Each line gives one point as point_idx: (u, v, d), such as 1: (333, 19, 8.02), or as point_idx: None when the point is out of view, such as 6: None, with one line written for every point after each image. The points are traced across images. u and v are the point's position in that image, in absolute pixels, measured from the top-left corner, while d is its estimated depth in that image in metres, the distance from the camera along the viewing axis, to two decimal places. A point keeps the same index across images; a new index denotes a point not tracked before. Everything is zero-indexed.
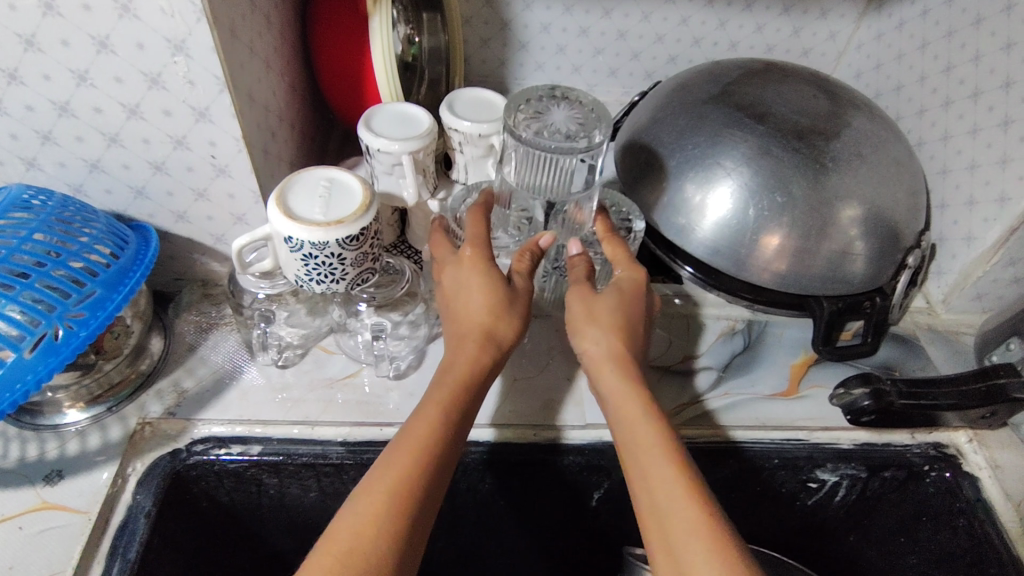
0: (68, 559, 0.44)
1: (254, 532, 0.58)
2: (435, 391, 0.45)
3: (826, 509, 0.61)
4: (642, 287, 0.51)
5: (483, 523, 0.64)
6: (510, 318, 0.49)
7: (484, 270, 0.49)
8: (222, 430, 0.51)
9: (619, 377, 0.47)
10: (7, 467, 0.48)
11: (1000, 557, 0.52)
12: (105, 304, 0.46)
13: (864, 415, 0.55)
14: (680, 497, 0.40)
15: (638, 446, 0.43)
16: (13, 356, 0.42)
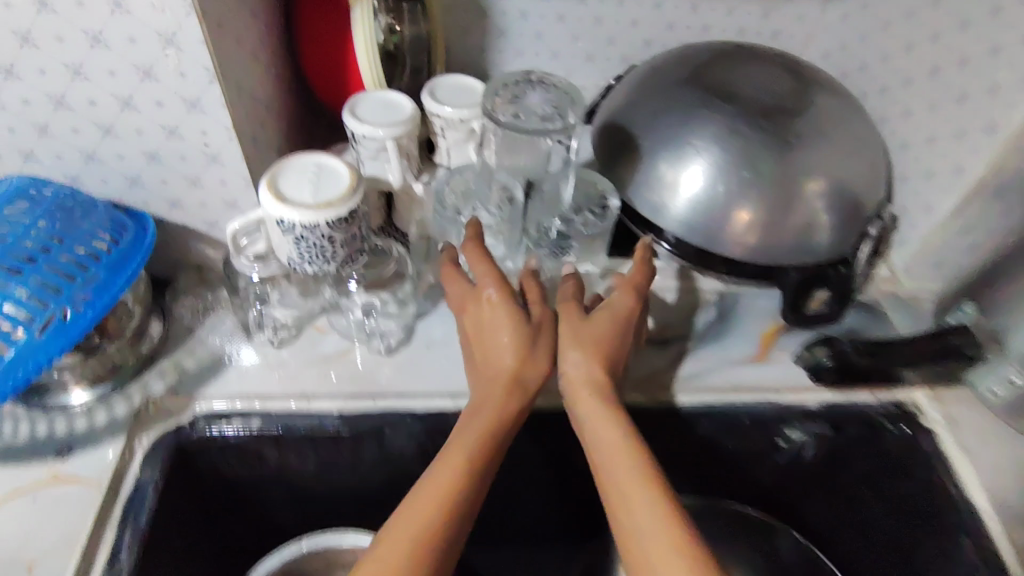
0: (82, 527, 0.47)
1: (256, 504, 0.60)
2: (452, 449, 0.46)
3: (796, 468, 0.64)
4: (631, 307, 0.54)
5: None
6: (535, 361, 0.51)
7: (508, 312, 0.51)
8: (223, 406, 0.54)
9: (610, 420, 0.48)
10: (18, 444, 0.51)
11: (956, 505, 0.57)
12: (108, 287, 0.49)
13: (825, 372, 0.61)
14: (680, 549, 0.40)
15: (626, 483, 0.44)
16: (25, 335, 0.45)
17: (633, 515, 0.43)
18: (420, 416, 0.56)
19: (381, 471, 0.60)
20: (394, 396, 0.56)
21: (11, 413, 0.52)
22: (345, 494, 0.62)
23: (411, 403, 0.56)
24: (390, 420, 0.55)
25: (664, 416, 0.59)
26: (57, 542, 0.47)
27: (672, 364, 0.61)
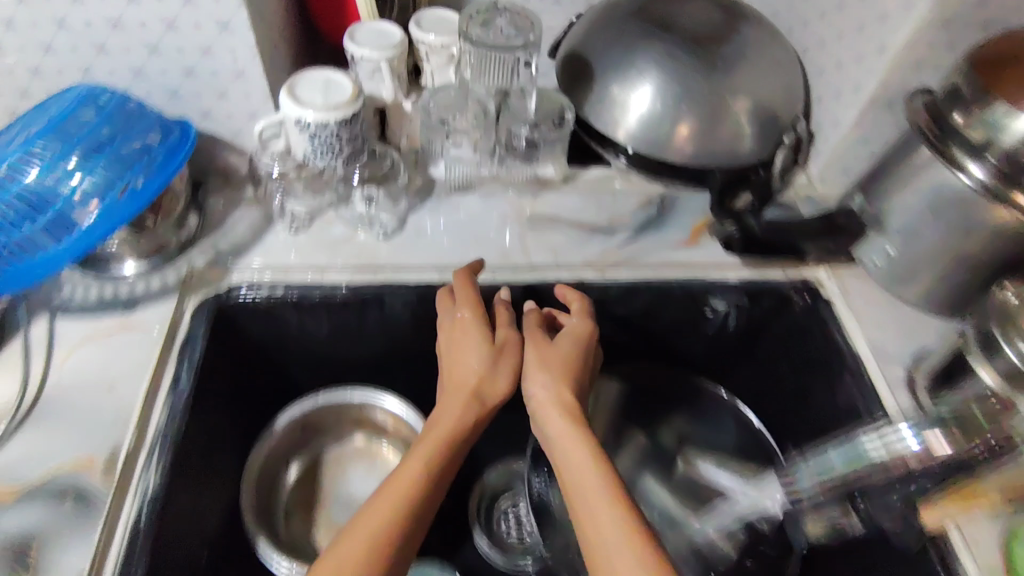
0: (151, 357, 0.61)
1: (279, 365, 0.74)
2: (419, 453, 0.56)
3: (724, 336, 0.78)
4: (582, 335, 0.64)
5: None
6: (495, 377, 0.62)
7: (475, 339, 0.62)
8: (252, 277, 0.67)
9: (568, 429, 0.56)
10: (91, 302, 0.64)
11: (841, 353, 0.70)
12: (166, 167, 0.61)
13: (733, 244, 0.73)
14: (620, 534, 0.47)
15: (588, 492, 0.50)
16: (111, 199, 0.58)
17: (596, 525, 0.48)
18: (413, 286, 0.69)
19: (381, 336, 0.73)
20: (390, 270, 0.70)
21: (83, 279, 0.65)
22: (351, 357, 0.76)
23: (406, 276, 0.69)
24: (388, 288, 0.69)
25: (613, 290, 0.72)
26: (131, 369, 0.60)
27: (619, 247, 0.75)
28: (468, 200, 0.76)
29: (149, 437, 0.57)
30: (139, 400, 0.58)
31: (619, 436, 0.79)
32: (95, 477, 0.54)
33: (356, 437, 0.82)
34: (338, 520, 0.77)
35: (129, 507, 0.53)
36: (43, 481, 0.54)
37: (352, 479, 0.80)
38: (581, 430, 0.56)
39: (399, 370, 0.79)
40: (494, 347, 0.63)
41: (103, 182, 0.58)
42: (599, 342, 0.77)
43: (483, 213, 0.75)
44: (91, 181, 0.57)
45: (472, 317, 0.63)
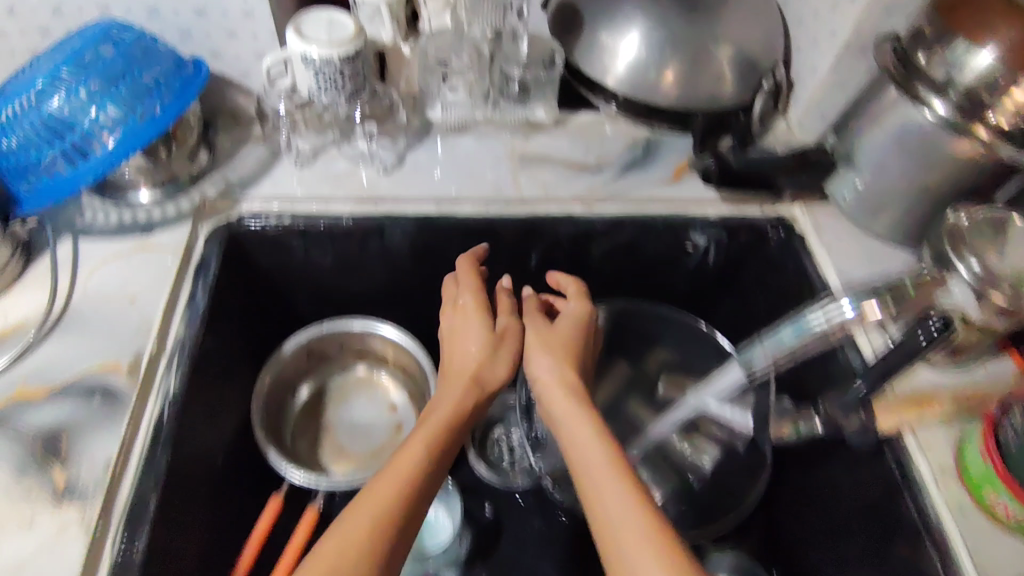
0: (168, 274, 0.66)
1: (285, 292, 0.79)
2: (420, 437, 0.58)
3: (704, 269, 0.83)
4: (579, 313, 0.70)
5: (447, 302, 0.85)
6: (497, 361, 0.67)
7: (478, 325, 0.69)
8: (260, 207, 0.72)
9: (572, 406, 0.60)
10: (112, 227, 0.69)
11: (811, 284, 0.74)
12: (183, 95, 0.65)
13: (710, 176, 0.77)
14: (624, 498, 0.50)
15: (594, 467, 0.53)
16: (134, 119, 0.62)
17: (603, 498, 0.51)
18: (411, 217, 0.73)
19: (382, 265, 0.78)
20: (390, 202, 0.74)
21: (104, 207, 0.70)
22: (353, 287, 0.81)
23: (405, 208, 0.74)
24: (388, 219, 0.73)
25: (599, 223, 0.76)
26: (151, 285, 0.65)
27: (605, 184, 0.79)
28: (463, 140, 0.81)
29: (168, 346, 0.62)
30: (159, 312, 0.63)
31: (605, 364, 0.84)
32: (120, 377, 0.59)
33: (358, 368, 0.87)
34: (342, 443, 0.83)
35: (153, 404, 0.58)
36: (73, 379, 0.59)
37: (353, 406, 0.86)
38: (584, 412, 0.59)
39: (399, 300, 0.84)
40: (495, 333, 0.69)
41: (126, 104, 0.62)
42: (588, 273, 0.82)
43: (477, 151, 0.80)
44: (115, 104, 0.61)
45: (475, 300, 0.71)
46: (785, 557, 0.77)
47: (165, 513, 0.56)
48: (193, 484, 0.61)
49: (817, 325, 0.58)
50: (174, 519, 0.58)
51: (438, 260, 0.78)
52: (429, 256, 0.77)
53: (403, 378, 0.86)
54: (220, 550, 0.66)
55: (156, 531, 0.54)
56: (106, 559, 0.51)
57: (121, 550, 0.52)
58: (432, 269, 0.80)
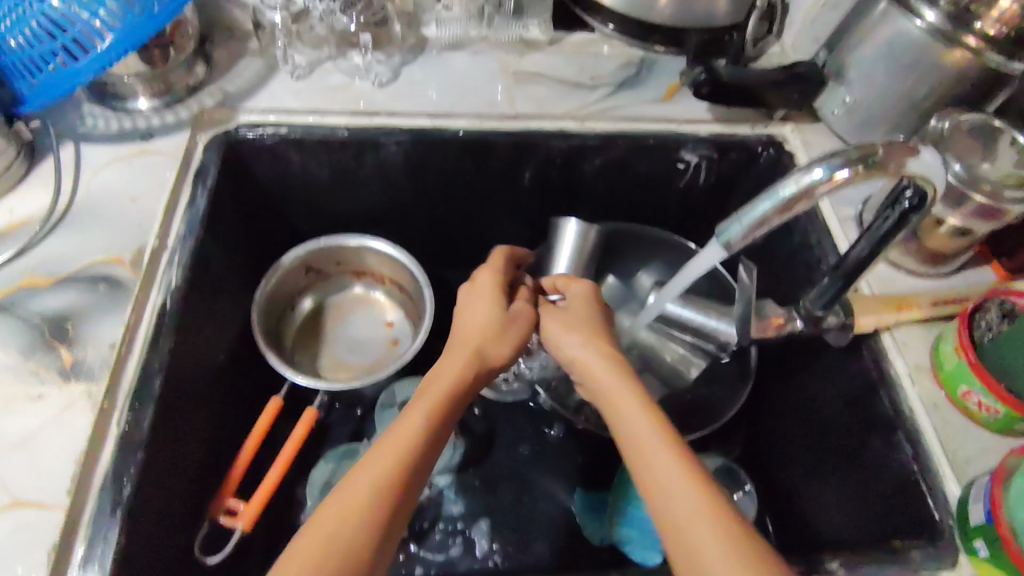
0: (168, 177, 0.68)
1: (283, 207, 0.80)
2: (424, 405, 0.53)
3: (695, 190, 0.84)
4: (590, 295, 0.67)
5: (441, 222, 0.86)
6: (508, 338, 0.62)
7: (489, 303, 0.65)
8: (258, 117, 0.73)
9: (610, 377, 0.56)
10: (112, 133, 0.71)
11: None
12: None
13: (702, 89, 0.74)
14: (674, 470, 0.46)
15: (645, 438, 0.49)
16: (134, 12, 0.61)
17: (660, 472, 0.47)
18: (405, 129, 0.74)
19: (377, 181, 0.79)
20: (386, 115, 0.75)
21: (104, 115, 0.72)
22: (350, 203, 0.82)
23: (400, 120, 0.75)
24: (383, 131, 0.74)
25: (592, 139, 0.77)
26: (152, 187, 0.67)
27: (598, 100, 0.80)
28: (458, 58, 0.81)
29: (170, 244, 0.64)
30: (160, 211, 0.65)
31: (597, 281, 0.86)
32: (124, 269, 0.61)
33: (355, 286, 0.89)
34: (342, 356, 0.86)
35: (156, 295, 0.61)
36: (79, 270, 0.61)
37: (352, 322, 0.88)
38: (627, 382, 0.55)
39: (395, 219, 0.85)
40: (507, 312, 0.64)
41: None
42: (581, 193, 0.83)
43: (472, 68, 0.80)
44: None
45: (492, 281, 0.67)
46: (770, 468, 0.79)
47: (168, 397, 0.58)
48: (195, 376, 0.63)
49: (790, 192, 0.43)
50: (178, 404, 0.60)
51: (433, 176, 0.79)
52: (424, 170, 0.78)
53: (399, 297, 0.88)
54: (223, 444, 0.68)
55: (160, 411, 0.57)
56: (113, 428, 0.54)
57: (127, 423, 0.54)
58: (428, 186, 0.80)
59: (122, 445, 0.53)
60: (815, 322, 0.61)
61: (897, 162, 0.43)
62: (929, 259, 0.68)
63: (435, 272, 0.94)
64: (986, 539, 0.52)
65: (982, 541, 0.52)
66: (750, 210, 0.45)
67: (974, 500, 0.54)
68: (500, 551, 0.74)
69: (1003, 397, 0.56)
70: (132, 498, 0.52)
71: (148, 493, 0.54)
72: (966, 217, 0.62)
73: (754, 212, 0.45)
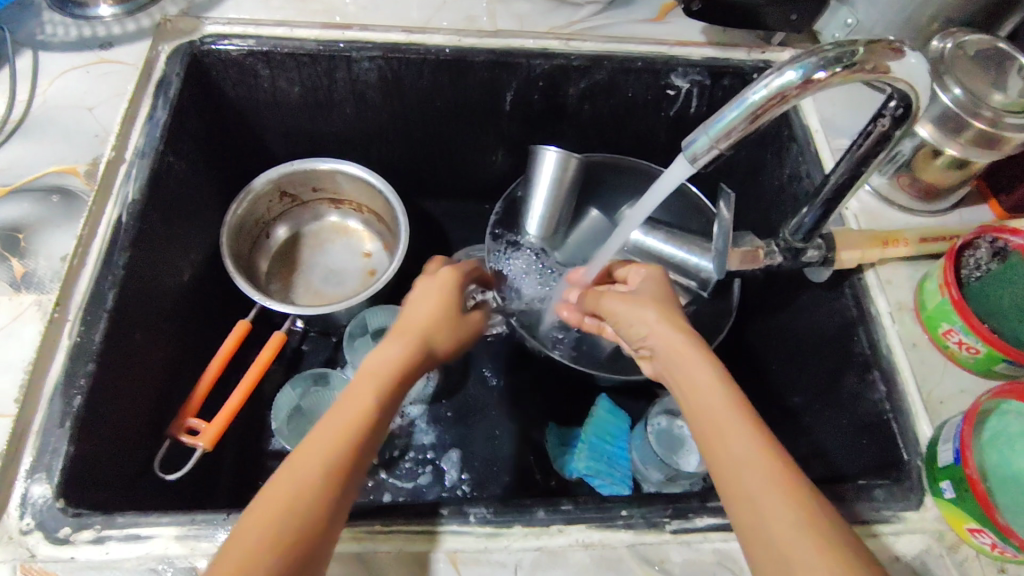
0: (126, 87, 0.65)
1: (254, 126, 0.77)
2: (374, 382, 0.47)
3: (686, 120, 0.79)
4: (662, 278, 0.60)
5: (419, 148, 0.83)
6: (449, 331, 0.57)
7: (444, 294, 0.58)
8: (223, 28, 0.69)
9: (687, 351, 0.50)
10: (71, 41, 0.67)
11: (790, 130, 0.69)
12: None
13: (694, 5, 0.69)
14: (766, 477, 0.41)
15: (735, 437, 0.43)
16: None
17: (750, 481, 0.41)
18: (378, 44, 0.70)
19: (351, 101, 0.76)
20: (357, 29, 0.71)
21: (61, 22, 0.68)
22: (324, 126, 0.79)
23: (371, 35, 0.71)
24: (355, 45, 0.70)
25: (577, 59, 0.72)
26: (111, 97, 0.65)
27: (585, 19, 0.75)
28: None
29: (127, 157, 0.61)
30: (118, 122, 0.63)
31: (577, 213, 0.83)
32: (78, 180, 0.60)
33: (331, 216, 0.87)
34: (318, 285, 0.84)
35: (111, 209, 0.59)
36: (32, 180, 0.60)
37: (329, 252, 0.86)
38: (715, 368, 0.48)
39: (373, 143, 0.82)
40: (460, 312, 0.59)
41: None
42: (566, 119, 0.79)
43: None
44: None
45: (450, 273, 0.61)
46: None
47: (125, 312, 0.57)
48: (156, 294, 0.62)
49: (759, 97, 0.40)
50: (137, 321, 0.59)
51: (409, 97, 0.75)
52: (399, 87, 0.74)
53: (377, 226, 0.86)
54: (186, 367, 0.67)
55: (114, 324, 0.55)
56: (65, 338, 0.53)
57: (78, 336, 0.53)
58: (404, 107, 0.77)
59: (73, 356, 0.52)
60: (793, 253, 0.58)
61: (877, 64, 0.39)
62: (922, 194, 0.65)
63: (417, 202, 0.91)
64: (952, 480, 0.50)
65: (948, 481, 0.51)
66: (718, 119, 0.42)
67: (944, 441, 0.52)
68: (469, 480, 0.74)
69: (983, 335, 0.53)
70: (82, 408, 0.51)
71: (100, 406, 0.54)
72: (964, 145, 0.58)
73: (721, 123, 0.42)
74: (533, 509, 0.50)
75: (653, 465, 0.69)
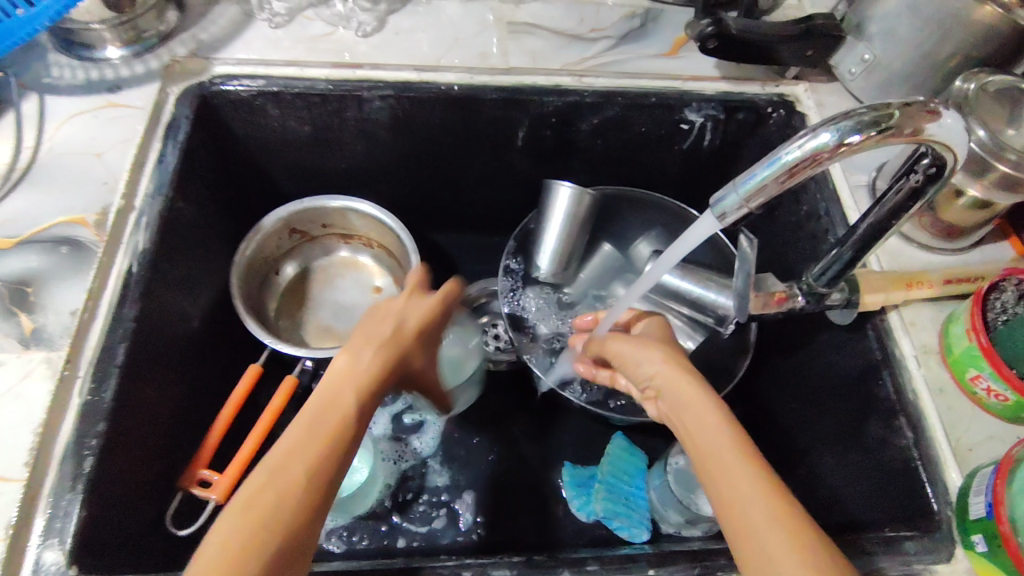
0: (134, 132, 0.64)
1: (263, 166, 0.76)
2: (359, 379, 0.46)
3: (699, 153, 0.79)
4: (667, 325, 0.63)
5: (429, 182, 0.82)
6: (423, 343, 0.55)
7: (428, 308, 0.55)
8: (233, 69, 0.68)
9: (688, 388, 0.50)
10: (78, 85, 0.66)
11: None
12: None
13: (709, 44, 0.68)
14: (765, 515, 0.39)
15: (733, 475, 0.42)
16: None
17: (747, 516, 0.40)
18: (390, 84, 0.70)
19: (362, 139, 0.75)
20: (368, 68, 0.70)
21: (68, 64, 0.67)
22: (332, 163, 0.78)
23: (384, 74, 0.70)
24: (366, 85, 0.69)
25: (590, 95, 0.72)
26: (119, 141, 0.64)
27: (598, 54, 0.74)
28: (448, 6, 0.76)
29: (137, 204, 0.61)
30: (127, 168, 0.62)
31: (590, 246, 0.82)
32: (87, 231, 0.59)
33: (340, 250, 0.86)
34: (327, 322, 0.83)
35: (122, 259, 0.58)
36: (40, 230, 0.59)
37: (339, 287, 0.85)
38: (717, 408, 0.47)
39: (383, 179, 0.81)
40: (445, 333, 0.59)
41: None
42: (579, 154, 0.79)
43: (462, 17, 0.75)
44: None
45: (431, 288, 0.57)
46: (764, 448, 0.77)
47: (135, 365, 0.56)
48: (167, 342, 0.61)
49: (792, 159, 0.39)
50: (146, 373, 0.57)
51: (420, 133, 0.74)
52: (410, 122, 0.73)
53: (386, 261, 0.85)
54: (195, 414, 0.66)
55: (125, 380, 0.54)
56: (75, 398, 0.52)
57: (89, 395, 0.52)
58: (414, 143, 0.76)
59: (84, 415, 0.51)
60: (817, 299, 0.57)
61: (915, 127, 0.39)
62: (944, 232, 0.64)
63: (426, 235, 0.91)
64: (985, 534, 0.49)
65: (980, 535, 0.49)
66: (748, 178, 0.41)
67: (975, 493, 0.51)
68: (485, 523, 0.72)
69: (1012, 384, 0.52)
70: (94, 470, 0.50)
71: (112, 465, 0.52)
72: (988, 188, 0.58)
73: (752, 181, 0.41)
74: (558, 569, 0.49)
75: (671, 506, 0.68)
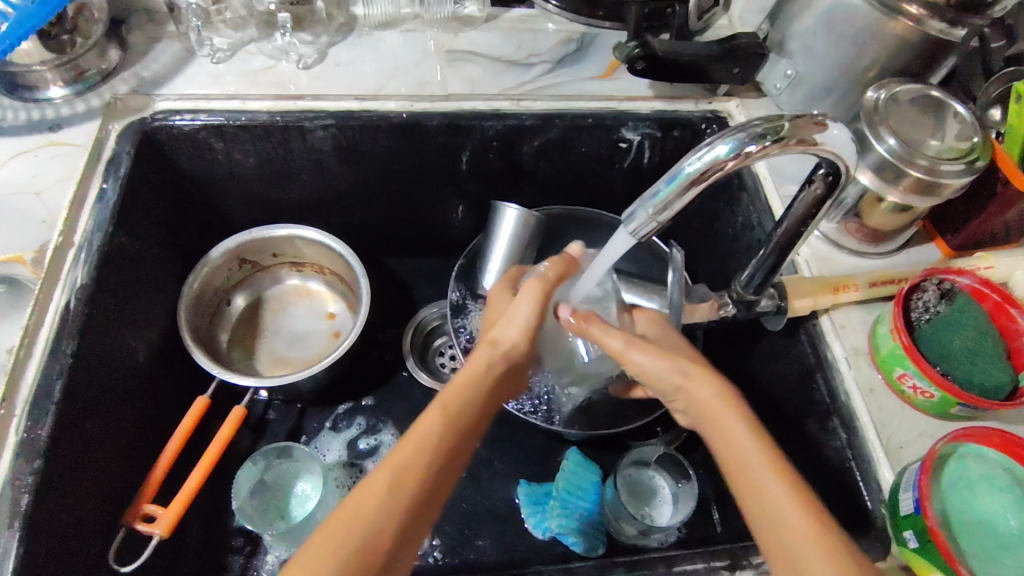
0: (76, 169, 0.65)
1: (211, 199, 0.77)
2: (429, 421, 0.46)
3: (640, 170, 0.80)
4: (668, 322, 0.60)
5: (378, 208, 0.83)
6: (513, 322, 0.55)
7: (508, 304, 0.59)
8: (174, 104, 0.69)
9: (723, 406, 0.48)
10: (19, 124, 0.67)
11: (742, 181, 0.70)
12: None
13: (637, 64, 0.70)
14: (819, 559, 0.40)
15: (782, 512, 0.42)
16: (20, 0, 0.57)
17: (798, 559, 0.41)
18: (331, 113, 0.71)
19: (310, 169, 0.76)
20: (309, 99, 0.71)
21: (10, 106, 0.68)
22: (281, 193, 0.79)
23: (325, 104, 0.71)
24: (308, 115, 0.70)
25: (528, 117, 0.73)
26: (59, 179, 0.64)
27: (536, 78, 0.77)
28: (388, 37, 0.78)
29: (75, 241, 0.61)
30: (65, 205, 0.63)
31: None
32: (24, 269, 0.59)
33: (293, 279, 0.86)
34: (282, 351, 0.83)
35: (58, 295, 0.58)
36: None
37: (292, 315, 0.85)
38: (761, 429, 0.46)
39: (333, 207, 0.82)
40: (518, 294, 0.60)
41: None
42: (523, 175, 0.81)
43: (403, 47, 0.77)
44: None
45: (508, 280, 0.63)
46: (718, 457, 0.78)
47: (74, 401, 0.56)
48: (110, 377, 0.61)
49: (693, 171, 0.41)
50: (85, 408, 0.57)
51: (366, 161, 0.76)
52: (355, 150, 0.74)
53: (340, 289, 0.86)
54: (142, 448, 0.66)
55: (62, 416, 0.54)
56: (11, 436, 0.51)
57: (23, 432, 0.52)
58: (360, 170, 0.77)
59: (19, 453, 0.51)
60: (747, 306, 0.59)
61: (802, 137, 0.41)
62: (871, 238, 0.66)
63: (382, 261, 0.91)
64: (914, 529, 0.50)
65: (911, 530, 0.50)
66: (653, 193, 0.43)
67: (904, 491, 0.52)
68: (441, 546, 0.72)
69: (937, 381, 0.53)
70: (30, 508, 0.49)
71: (51, 502, 0.52)
72: (905, 193, 0.60)
73: (658, 196, 0.43)
74: None
75: (625, 519, 0.69)
